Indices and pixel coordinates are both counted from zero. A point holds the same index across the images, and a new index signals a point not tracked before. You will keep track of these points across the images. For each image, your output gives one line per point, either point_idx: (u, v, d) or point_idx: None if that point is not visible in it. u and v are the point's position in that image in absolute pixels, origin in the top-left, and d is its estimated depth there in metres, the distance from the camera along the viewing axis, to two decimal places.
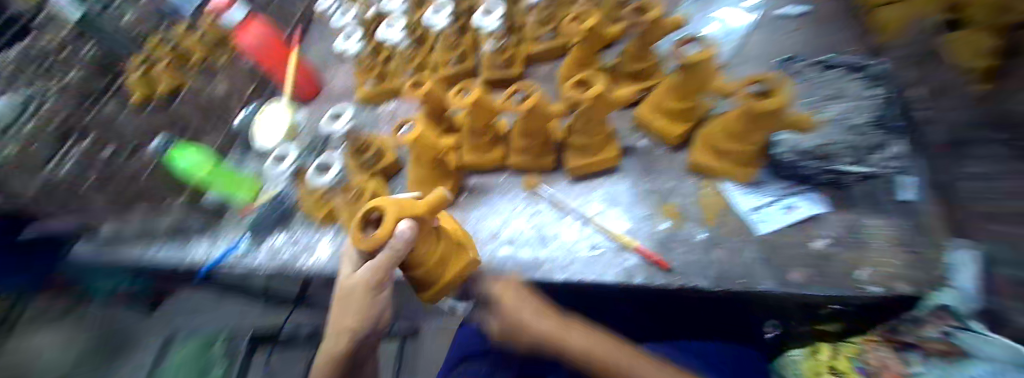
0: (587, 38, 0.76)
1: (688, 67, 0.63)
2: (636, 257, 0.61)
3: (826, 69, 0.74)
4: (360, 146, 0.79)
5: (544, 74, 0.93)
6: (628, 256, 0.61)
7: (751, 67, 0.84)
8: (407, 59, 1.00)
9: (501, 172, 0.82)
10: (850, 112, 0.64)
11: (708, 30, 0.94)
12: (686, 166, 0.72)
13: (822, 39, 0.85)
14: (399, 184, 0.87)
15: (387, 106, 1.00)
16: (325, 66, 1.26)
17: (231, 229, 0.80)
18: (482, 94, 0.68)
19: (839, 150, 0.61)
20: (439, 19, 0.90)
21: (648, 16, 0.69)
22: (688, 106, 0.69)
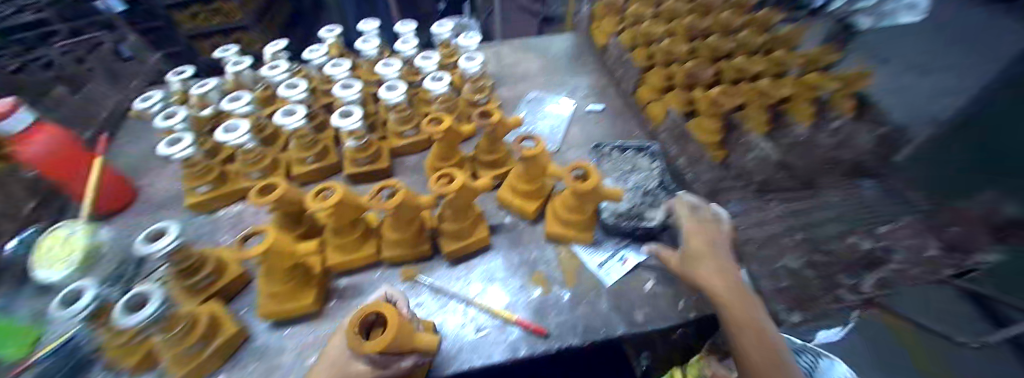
0: (445, 136, 0.85)
1: (528, 158, 0.78)
2: (518, 328, 0.68)
3: (622, 151, 0.93)
4: (190, 265, 0.69)
5: (412, 164, 0.99)
6: (511, 328, 0.68)
7: (576, 151, 0.99)
8: (252, 161, 0.90)
9: (376, 267, 0.79)
10: (642, 181, 0.84)
11: (543, 123, 1.07)
12: (545, 236, 0.83)
13: (619, 126, 1.06)
14: (245, 301, 0.75)
15: (230, 209, 0.91)
16: (143, 174, 1.07)
17: None
18: (345, 194, 0.69)
19: (641, 211, 0.80)
20: (290, 121, 0.84)
21: (491, 120, 0.84)
22: (535, 186, 0.84)
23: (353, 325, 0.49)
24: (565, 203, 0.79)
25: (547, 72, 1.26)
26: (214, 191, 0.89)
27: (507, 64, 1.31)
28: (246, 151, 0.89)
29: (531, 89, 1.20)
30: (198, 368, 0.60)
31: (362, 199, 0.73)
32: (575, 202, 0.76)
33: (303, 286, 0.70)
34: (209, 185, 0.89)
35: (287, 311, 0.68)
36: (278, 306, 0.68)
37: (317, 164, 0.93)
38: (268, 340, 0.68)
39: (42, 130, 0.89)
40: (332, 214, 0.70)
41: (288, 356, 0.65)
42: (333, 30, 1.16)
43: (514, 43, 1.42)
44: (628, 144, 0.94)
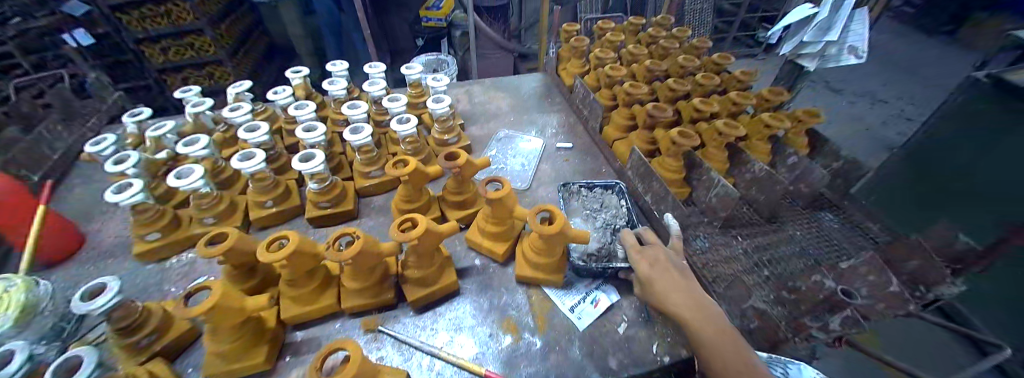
0: (410, 178, 0.82)
1: (495, 201, 0.75)
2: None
3: (590, 189, 0.93)
4: (126, 325, 0.62)
5: (377, 205, 0.96)
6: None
7: (546, 189, 0.98)
8: (207, 205, 0.84)
9: (335, 317, 0.74)
10: (611, 220, 0.85)
11: (512, 161, 1.07)
12: (515, 279, 0.81)
13: (587, 163, 1.06)
14: (190, 360, 0.68)
15: (181, 256, 0.85)
16: (87, 218, 0.98)
17: None
18: (302, 242, 0.65)
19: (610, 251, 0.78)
20: (246, 166, 0.79)
21: (458, 161, 0.82)
22: (503, 228, 0.81)
23: (318, 358, 0.53)
24: (532, 246, 0.76)
25: (517, 110, 1.28)
26: (165, 237, 0.82)
27: (477, 102, 1.33)
28: (200, 196, 0.83)
29: (501, 128, 1.20)
30: None
31: (318, 247, 0.70)
32: (542, 244, 0.74)
33: (253, 342, 0.64)
34: (159, 231, 0.81)
35: (232, 371, 0.62)
36: (225, 365, 0.63)
37: (276, 207, 0.88)
38: None
39: None
40: (287, 264, 0.66)
41: None
42: (299, 71, 1.14)
43: (484, 82, 1.44)
44: (595, 181, 0.94)
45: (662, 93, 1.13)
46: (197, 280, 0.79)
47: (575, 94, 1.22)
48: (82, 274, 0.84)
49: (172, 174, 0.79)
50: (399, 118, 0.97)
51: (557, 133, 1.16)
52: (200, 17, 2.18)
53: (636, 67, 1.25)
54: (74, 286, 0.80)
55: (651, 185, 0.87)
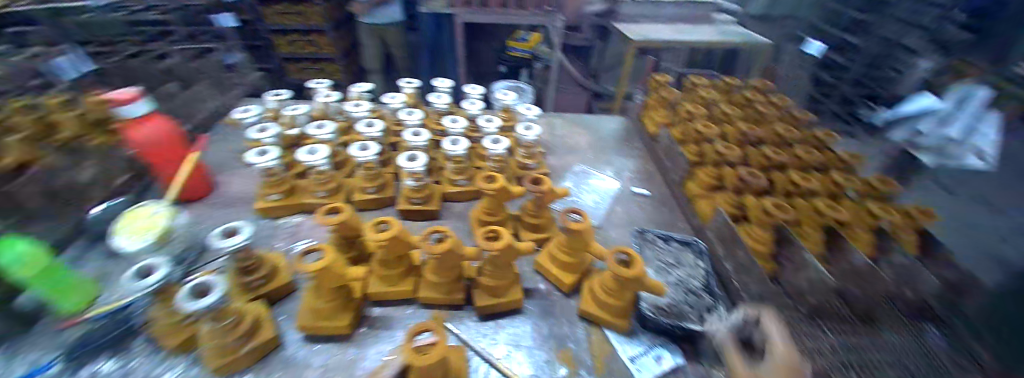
0: (496, 193, 0.85)
1: (573, 232, 0.74)
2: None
3: (667, 241, 0.93)
4: (249, 265, 0.73)
5: (459, 211, 1.01)
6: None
7: (620, 231, 0.98)
8: (323, 180, 0.96)
9: (408, 304, 0.80)
10: (687, 278, 0.83)
11: (588, 195, 1.08)
12: (577, 312, 0.79)
13: (666, 212, 1.05)
14: (287, 310, 0.76)
15: (290, 219, 0.95)
16: (223, 172, 1.15)
17: (50, 350, 0.72)
18: (401, 230, 0.72)
19: (683, 308, 0.75)
20: (363, 156, 0.90)
21: (544, 187, 0.84)
22: (576, 260, 0.81)
23: (413, 330, 0.59)
24: (603, 284, 0.75)
25: (596, 148, 1.31)
26: (283, 200, 0.95)
27: (559, 134, 1.38)
28: (319, 172, 0.95)
29: (578, 163, 1.23)
30: (230, 364, 0.63)
31: (411, 237, 0.76)
32: (614, 284, 0.73)
33: (343, 307, 0.71)
34: (279, 194, 0.94)
35: (319, 328, 0.69)
36: (316, 321, 0.70)
37: (376, 194, 0.97)
38: (295, 352, 0.69)
39: (152, 119, 0.94)
40: (383, 247, 0.73)
41: (310, 373, 0.66)
42: (412, 82, 1.26)
43: (568, 117, 1.50)
44: (675, 236, 0.94)
45: (756, 160, 1.11)
46: (299, 242, 0.89)
47: (659, 145, 1.23)
48: (213, 215, 0.97)
49: (302, 150, 0.91)
50: (493, 139, 1.00)
51: (637, 179, 1.17)
52: (328, 21, 2.54)
53: (729, 128, 1.23)
54: (201, 224, 0.93)
55: (734, 252, 0.83)
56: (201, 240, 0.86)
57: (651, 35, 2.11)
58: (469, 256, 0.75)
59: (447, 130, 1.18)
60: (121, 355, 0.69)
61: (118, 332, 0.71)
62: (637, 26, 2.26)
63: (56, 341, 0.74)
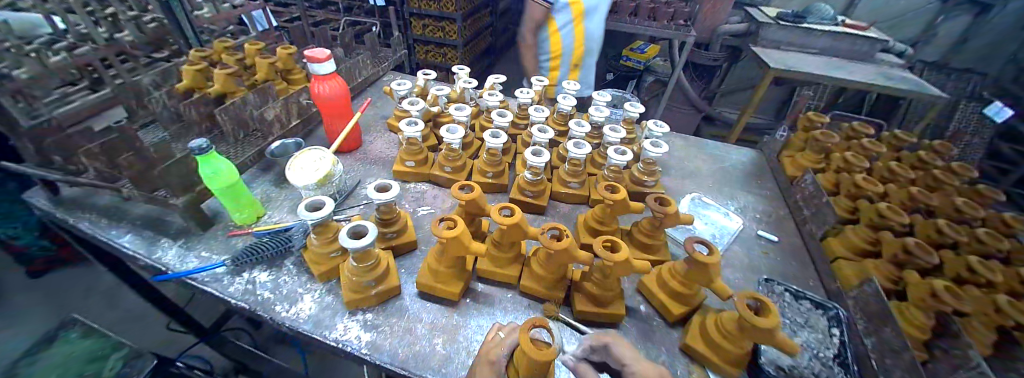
0: (614, 204, 0.82)
1: (698, 264, 0.68)
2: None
3: (793, 297, 0.82)
4: (387, 219, 0.82)
5: (564, 213, 1.01)
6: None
7: (736, 273, 0.90)
8: (453, 158, 1.03)
9: (508, 288, 0.83)
10: (815, 344, 0.73)
11: (702, 226, 1.02)
12: (679, 345, 0.74)
13: (791, 266, 0.94)
14: (406, 266, 0.85)
15: (417, 186, 1.05)
16: (368, 129, 1.27)
17: (220, 249, 0.87)
18: (521, 219, 0.73)
19: (806, 375, 0.67)
20: (494, 141, 0.96)
21: (668, 209, 0.79)
22: (690, 292, 0.74)
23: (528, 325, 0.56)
24: (719, 327, 0.68)
25: (716, 179, 1.22)
26: (416, 168, 1.05)
27: (677, 156, 1.31)
28: (451, 149, 1.02)
29: (695, 191, 1.16)
30: (361, 299, 0.73)
31: (530, 228, 0.76)
32: (734, 330, 0.65)
33: (456, 275, 0.77)
34: (415, 162, 1.04)
35: (434, 288, 0.77)
36: (432, 281, 0.77)
37: (493, 180, 1.03)
38: (410, 304, 0.78)
39: (334, 77, 1.03)
40: (503, 231, 0.76)
41: (420, 326, 0.74)
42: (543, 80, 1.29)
43: (691, 139, 1.41)
44: (808, 294, 0.82)
45: (923, 231, 0.98)
46: (423, 209, 0.98)
47: (797, 190, 1.10)
48: (359, 168, 1.10)
49: (443, 128, 1.01)
50: (617, 149, 0.98)
51: (764, 221, 1.06)
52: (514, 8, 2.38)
53: (894, 187, 1.10)
54: (347, 172, 1.06)
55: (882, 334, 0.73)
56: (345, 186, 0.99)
57: (795, 68, 1.91)
58: (581, 261, 0.72)
59: (569, 130, 1.19)
60: (274, 269, 0.82)
61: (280, 249, 0.84)
62: (781, 55, 2.06)
63: (222, 243, 0.88)
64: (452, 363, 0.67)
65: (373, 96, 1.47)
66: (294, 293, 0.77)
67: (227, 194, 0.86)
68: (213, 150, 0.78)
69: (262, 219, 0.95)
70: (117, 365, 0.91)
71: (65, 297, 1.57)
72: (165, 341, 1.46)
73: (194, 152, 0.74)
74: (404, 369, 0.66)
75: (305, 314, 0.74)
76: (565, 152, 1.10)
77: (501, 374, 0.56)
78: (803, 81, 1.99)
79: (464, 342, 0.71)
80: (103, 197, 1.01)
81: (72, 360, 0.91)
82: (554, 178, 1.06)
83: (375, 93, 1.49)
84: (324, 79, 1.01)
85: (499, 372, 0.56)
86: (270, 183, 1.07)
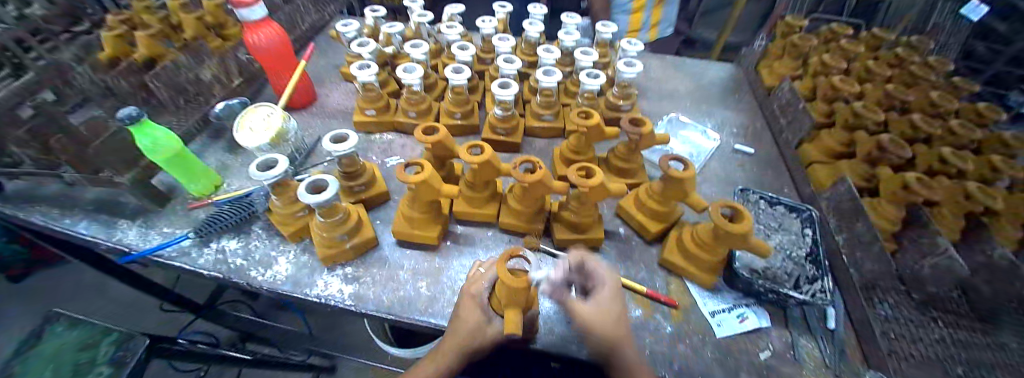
0: (587, 131, 0.78)
1: (673, 180, 0.67)
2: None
3: (770, 205, 0.82)
4: (352, 171, 0.77)
5: (540, 148, 0.98)
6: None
7: (715, 187, 0.90)
8: (415, 102, 0.96)
9: (488, 227, 0.82)
10: (790, 245, 0.74)
11: (680, 146, 1.00)
12: (658, 261, 0.75)
13: (767, 176, 0.94)
14: (381, 218, 0.82)
15: (383, 136, 1.00)
16: (322, 82, 1.18)
17: (182, 223, 0.82)
18: (490, 154, 0.70)
19: (780, 275, 0.69)
20: (456, 78, 0.89)
21: (642, 129, 0.75)
22: (667, 209, 0.73)
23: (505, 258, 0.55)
24: (695, 237, 0.68)
25: (695, 98, 1.18)
26: (378, 117, 0.98)
27: (653, 78, 1.26)
28: (413, 92, 0.95)
29: (673, 111, 1.12)
30: (336, 253, 0.71)
31: (503, 164, 0.73)
32: (709, 239, 0.66)
33: (431, 220, 0.75)
34: (376, 110, 0.97)
35: (411, 235, 0.75)
36: (408, 228, 0.75)
37: (462, 121, 0.98)
38: (389, 253, 0.76)
39: (268, 24, 0.92)
40: (474, 170, 0.72)
41: (402, 273, 0.73)
42: (505, 7, 1.19)
43: (668, 59, 1.35)
44: (783, 199, 0.82)
45: (897, 128, 0.97)
46: (391, 158, 0.94)
47: (775, 100, 1.08)
48: (318, 124, 1.03)
49: (400, 68, 0.93)
50: (590, 73, 0.93)
51: (742, 135, 1.05)
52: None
53: (870, 87, 1.08)
54: (306, 129, 1.00)
55: (854, 229, 0.75)
56: (303, 144, 0.93)
57: None
58: (554, 190, 0.69)
59: (537, 61, 1.11)
60: (243, 235, 0.79)
61: (244, 216, 0.80)
62: None
63: (184, 216, 0.84)
64: (437, 304, 0.68)
65: (320, 45, 1.34)
66: (267, 257, 0.75)
67: (175, 165, 0.79)
68: (146, 117, 0.70)
69: (222, 188, 0.90)
70: (110, 350, 0.88)
71: (47, 295, 1.52)
72: (163, 322, 1.47)
73: (123, 122, 0.67)
74: (391, 314, 0.66)
75: (283, 276, 0.72)
76: (535, 84, 1.04)
77: (487, 309, 0.57)
78: None
79: (447, 283, 0.71)
80: (44, 185, 0.93)
81: (65, 350, 0.90)
82: (526, 113, 1.00)
83: (325, 42, 1.36)
84: (256, 27, 0.91)
85: (483, 306, 0.57)
86: (225, 150, 1.00)
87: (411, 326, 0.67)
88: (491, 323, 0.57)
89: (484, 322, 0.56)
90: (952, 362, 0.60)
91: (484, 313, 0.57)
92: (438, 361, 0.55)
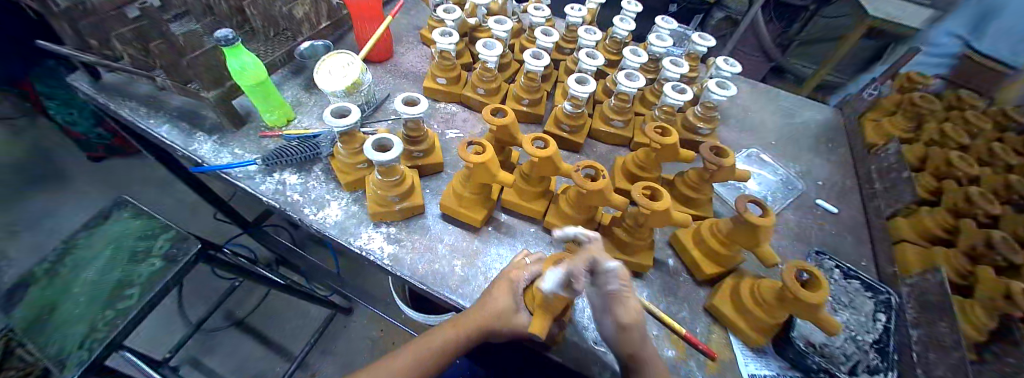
0: (660, 149, 0.73)
1: (745, 224, 0.62)
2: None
3: (842, 275, 0.74)
4: (415, 135, 0.77)
5: (602, 154, 0.94)
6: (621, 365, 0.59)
7: (781, 241, 0.83)
8: (489, 78, 0.94)
9: (533, 223, 0.80)
10: (855, 326, 0.67)
11: (753, 186, 0.93)
12: (703, 305, 0.71)
13: (843, 243, 0.85)
14: (430, 188, 0.82)
15: (448, 106, 0.99)
16: (401, 40, 1.18)
17: (251, 147, 0.87)
18: (556, 151, 0.67)
19: (836, 355, 0.63)
20: (535, 64, 0.86)
21: (722, 161, 0.69)
22: (728, 254, 0.68)
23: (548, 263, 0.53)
24: (756, 294, 0.63)
25: (780, 138, 1.08)
26: (448, 86, 0.97)
27: (739, 106, 1.16)
28: (487, 69, 0.93)
29: (753, 147, 1.04)
30: (384, 213, 0.72)
31: (564, 163, 0.69)
32: (773, 300, 0.60)
33: (480, 202, 0.74)
34: (448, 79, 0.96)
35: (457, 212, 0.74)
36: (456, 204, 0.74)
37: (529, 108, 0.95)
38: (431, 223, 0.76)
39: None
40: (533, 162, 0.70)
41: (440, 247, 0.73)
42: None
43: (760, 88, 1.24)
44: (860, 275, 0.74)
45: None
46: (453, 130, 0.93)
47: (874, 160, 0.97)
48: (390, 80, 1.04)
49: (480, 43, 0.91)
50: (675, 87, 0.87)
51: (825, 190, 0.95)
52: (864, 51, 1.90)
53: (992, 172, 0.94)
54: (378, 84, 1.01)
55: (934, 326, 0.67)
56: (373, 97, 0.94)
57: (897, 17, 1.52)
58: (614, 204, 0.66)
59: (619, 63, 1.06)
60: (303, 173, 0.81)
61: (308, 155, 0.82)
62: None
63: (255, 141, 0.88)
64: (468, 287, 0.67)
65: (406, 2, 1.34)
66: (321, 198, 0.77)
67: (256, 92, 0.82)
68: (239, 43, 0.72)
69: (293, 123, 0.94)
70: (165, 245, 0.87)
71: (121, 182, 1.68)
72: (213, 230, 1.59)
73: (220, 43, 0.69)
74: (422, 284, 0.66)
75: (331, 220, 0.74)
76: (611, 86, 0.99)
77: (518, 297, 0.56)
78: (902, 37, 1.66)
79: (482, 268, 0.70)
80: (141, 85, 0.99)
81: (126, 236, 0.90)
82: (596, 114, 0.96)
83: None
84: None
85: (516, 293, 0.56)
86: (300, 86, 1.04)
87: (439, 302, 0.67)
88: (518, 314, 0.55)
89: (512, 310, 0.55)
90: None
91: (514, 300, 0.55)
92: (454, 329, 0.54)
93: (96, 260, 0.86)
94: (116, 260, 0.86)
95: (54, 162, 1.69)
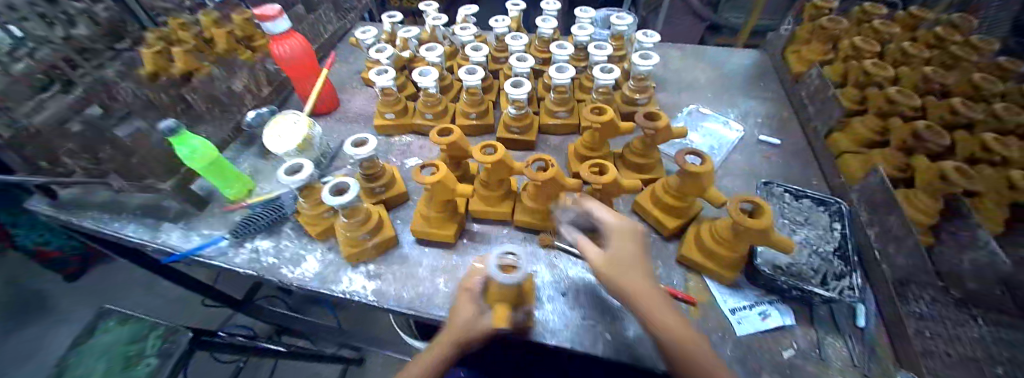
0: (601, 128, 0.78)
1: (690, 175, 0.66)
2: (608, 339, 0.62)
3: (795, 198, 0.80)
4: (372, 173, 0.81)
5: (555, 144, 0.99)
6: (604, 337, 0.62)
7: (734, 182, 0.89)
8: (432, 103, 0.99)
9: (505, 225, 0.83)
10: (815, 240, 0.73)
11: (698, 140, 0.99)
12: (675, 257, 0.75)
13: (790, 170, 0.92)
14: (402, 218, 0.85)
15: (401, 138, 1.03)
16: (344, 87, 1.23)
17: (220, 225, 0.89)
18: (505, 153, 0.70)
19: (804, 271, 0.68)
20: (471, 78, 0.91)
21: (657, 124, 0.75)
22: (684, 205, 0.73)
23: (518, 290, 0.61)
24: (714, 233, 0.67)
25: (715, 90, 1.15)
26: (396, 119, 1.01)
27: (672, 71, 1.24)
28: (428, 95, 0.98)
29: (691, 104, 1.11)
30: (359, 253, 0.74)
31: (516, 163, 0.73)
32: (728, 234, 0.65)
33: (448, 217, 0.77)
34: (394, 113, 1.00)
35: (429, 233, 0.77)
36: (427, 227, 0.77)
37: (477, 121, 0.99)
38: (409, 251, 0.79)
39: (290, 35, 0.98)
40: (487, 169, 0.73)
41: (421, 270, 0.75)
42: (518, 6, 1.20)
43: (687, 50, 1.33)
44: (810, 193, 0.80)
45: (935, 115, 0.92)
46: (411, 158, 0.97)
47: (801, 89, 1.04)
48: (340, 127, 1.07)
49: (416, 71, 0.95)
50: (604, 68, 0.93)
51: (764, 127, 1.02)
52: None
53: (906, 71, 1.03)
54: (330, 134, 1.05)
55: (886, 222, 0.72)
56: (327, 148, 0.97)
57: None
58: (569, 187, 0.70)
59: (550, 58, 1.12)
60: (274, 236, 0.84)
61: (275, 217, 0.84)
62: None
63: (221, 218, 0.90)
64: None
65: (342, 51, 1.40)
66: (297, 255, 0.79)
67: (212, 171, 0.84)
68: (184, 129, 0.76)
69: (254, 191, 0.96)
70: (158, 341, 0.87)
71: (105, 293, 1.65)
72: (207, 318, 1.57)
73: (164, 133, 0.73)
74: (410, 309, 0.68)
75: (310, 273, 0.76)
76: (549, 81, 1.05)
77: (480, 302, 0.58)
78: None
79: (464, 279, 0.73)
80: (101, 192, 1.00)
81: (118, 344, 0.88)
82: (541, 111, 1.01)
83: (346, 48, 1.41)
84: (282, 39, 0.97)
85: (476, 299, 0.58)
86: (256, 156, 1.06)
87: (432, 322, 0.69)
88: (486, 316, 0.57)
89: (477, 315, 0.57)
90: (991, 361, 0.60)
91: (478, 306, 0.57)
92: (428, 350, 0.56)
93: (93, 375, 0.85)
94: (111, 369, 0.85)
95: (31, 293, 1.65)
